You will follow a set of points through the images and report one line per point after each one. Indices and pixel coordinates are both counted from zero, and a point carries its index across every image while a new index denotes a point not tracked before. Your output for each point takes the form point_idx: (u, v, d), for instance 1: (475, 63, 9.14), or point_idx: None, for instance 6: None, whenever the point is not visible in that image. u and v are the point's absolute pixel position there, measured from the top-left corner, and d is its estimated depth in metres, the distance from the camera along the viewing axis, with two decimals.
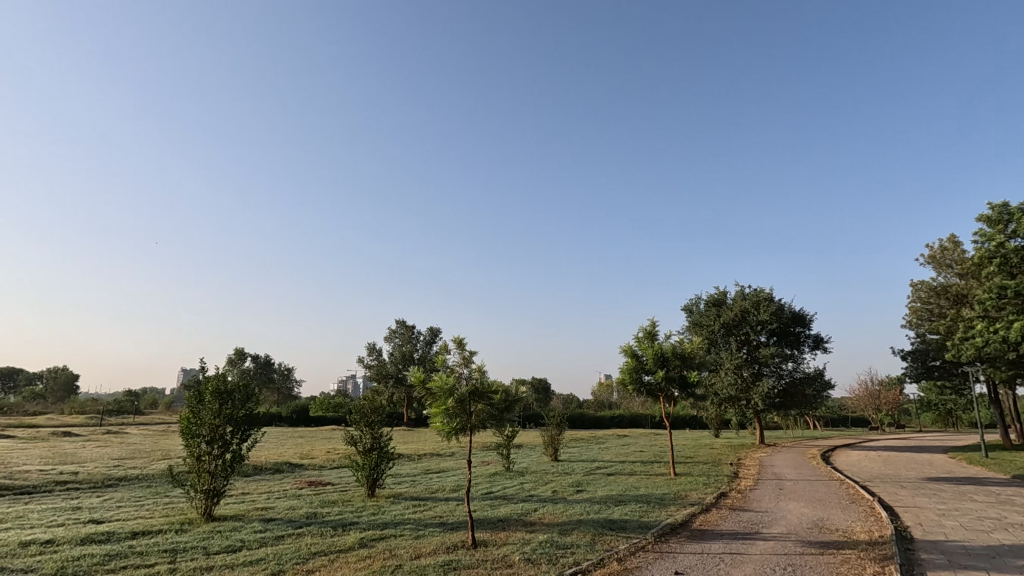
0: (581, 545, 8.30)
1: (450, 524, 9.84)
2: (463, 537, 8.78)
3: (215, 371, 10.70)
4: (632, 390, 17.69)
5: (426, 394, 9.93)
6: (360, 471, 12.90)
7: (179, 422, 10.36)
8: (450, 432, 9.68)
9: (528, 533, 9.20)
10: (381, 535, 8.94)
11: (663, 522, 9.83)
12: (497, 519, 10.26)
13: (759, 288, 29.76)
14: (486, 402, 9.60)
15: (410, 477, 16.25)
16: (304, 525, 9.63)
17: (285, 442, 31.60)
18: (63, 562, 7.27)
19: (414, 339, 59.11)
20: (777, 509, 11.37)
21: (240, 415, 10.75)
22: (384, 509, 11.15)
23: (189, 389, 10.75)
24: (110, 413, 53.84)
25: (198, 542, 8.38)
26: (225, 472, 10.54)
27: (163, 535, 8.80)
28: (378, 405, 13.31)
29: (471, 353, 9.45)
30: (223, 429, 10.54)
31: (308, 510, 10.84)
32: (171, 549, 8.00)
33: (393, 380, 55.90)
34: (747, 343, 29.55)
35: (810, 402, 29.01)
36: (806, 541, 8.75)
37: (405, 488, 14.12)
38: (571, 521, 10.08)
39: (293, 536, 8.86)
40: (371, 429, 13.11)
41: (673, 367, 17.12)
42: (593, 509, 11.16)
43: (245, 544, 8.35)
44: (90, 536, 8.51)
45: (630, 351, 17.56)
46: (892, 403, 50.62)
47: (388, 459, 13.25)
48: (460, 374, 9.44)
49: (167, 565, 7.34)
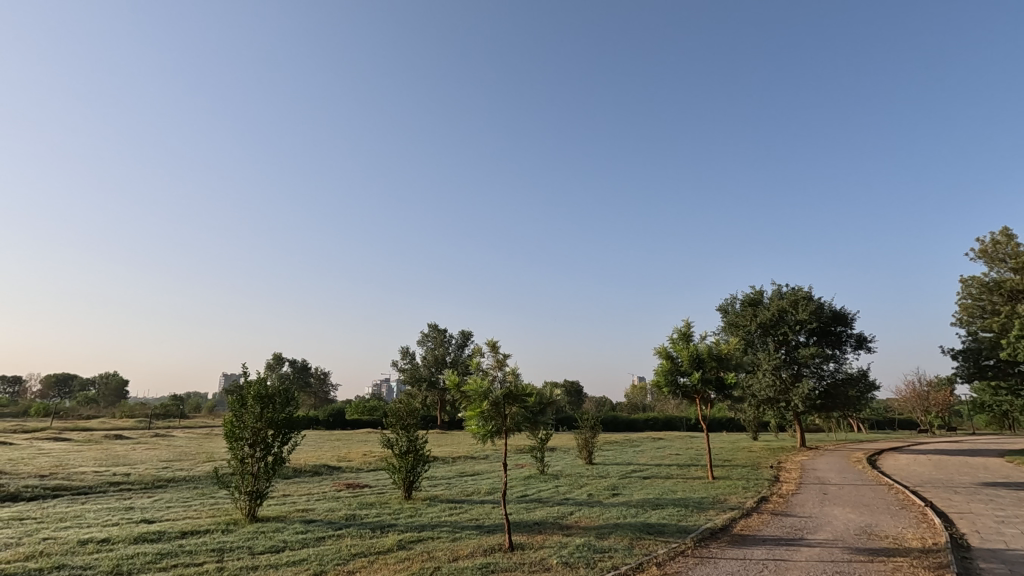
0: (620, 549, 8.24)
1: (486, 527, 9.90)
2: (500, 540, 8.81)
3: (257, 375, 11.01)
4: (668, 392, 17.46)
5: (461, 397, 9.99)
6: (397, 473, 13.07)
7: (224, 425, 10.69)
8: (485, 435, 9.72)
9: (564, 536, 9.17)
10: (419, 537, 9.05)
11: (703, 527, 9.64)
12: (533, 522, 10.26)
13: (798, 287, 28.96)
14: (520, 405, 9.62)
15: (445, 479, 16.44)
16: (343, 526, 9.83)
17: (324, 442, 34.93)
18: (119, 560, 7.58)
19: (446, 343, 59.43)
20: (822, 514, 11.04)
21: (280, 419, 11.04)
22: (421, 511, 11.27)
23: (232, 394, 11.06)
24: (157, 416, 55.99)
25: (243, 542, 8.63)
26: (267, 474, 10.82)
27: (210, 535, 9.09)
28: (414, 408, 13.47)
29: (505, 356, 9.50)
30: (265, 432, 10.86)
31: (347, 512, 11.02)
32: (218, 549, 8.25)
33: (427, 384, 56.39)
34: (785, 343, 28.75)
35: (854, 404, 28.02)
36: (853, 547, 8.48)
37: (441, 490, 14.23)
38: (608, 524, 10.03)
39: (334, 538, 9.03)
40: (407, 432, 13.24)
41: (709, 368, 16.79)
42: (630, 513, 11.05)
43: (288, 544, 8.57)
44: (142, 535, 8.83)
45: (664, 352, 17.33)
46: (942, 404, 48.41)
47: (424, 461, 13.40)
48: (494, 378, 9.45)
49: (215, 564, 7.57)
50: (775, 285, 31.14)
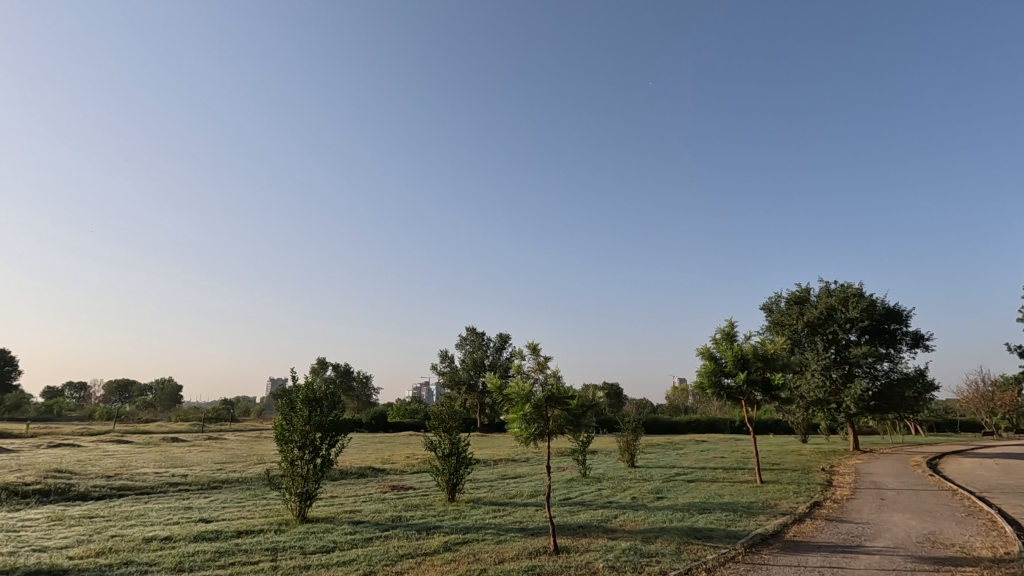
0: (667, 554, 8.09)
1: (530, 529, 9.91)
2: (545, 543, 8.79)
3: (305, 379, 11.36)
4: (712, 393, 17.10)
5: (503, 400, 10.02)
6: (440, 475, 13.20)
7: (275, 428, 11.09)
8: (528, 438, 9.72)
9: (610, 540, 9.08)
10: (464, 539, 9.11)
11: (753, 532, 9.38)
12: (577, 525, 10.21)
13: (847, 284, 27.85)
14: (563, 407, 9.61)
15: (488, 482, 16.52)
16: (390, 528, 10.00)
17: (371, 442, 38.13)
18: (181, 557, 7.94)
19: (485, 346, 59.63)
20: (881, 520, 10.58)
21: (328, 421, 11.35)
22: (465, 514, 11.35)
23: (282, 398, 11.43)
24: (209, 420, 58.20)
25: (296, 542, 8.89)
26: (316, 476, 11.11)
27: (264, 535, 9.39)
28: (455, 411, 13.64)
29: (546, 359, 9.51)
30: (313, 435, 11.17)
31: (393, 513, 11.26)
32: (272, 549, 8.52)
33: (466, 387, 56.83)
34: (835, 342, 27.69)
35: (911, 405, 26.75)
36: (916, 555, 8.09)
37: (484, 493, 14.29)
38: (653, 528, 9.89)
39: (381, 539, 9.19)
40: (449, 434, 13.40)
41: (754, 369, 16.34)
42: (676, 517, 10.85)
43: (337, 545, 8.77)
44: (202, 534, 9.23)
45: (707, 353, 16.99)
46: (1010, 405, 45.57)
47: (467, 464, 13.49)
48: (535, 380, 9.46)
49: (270, 563, 7.83)
50: (823, 282, 30.04)
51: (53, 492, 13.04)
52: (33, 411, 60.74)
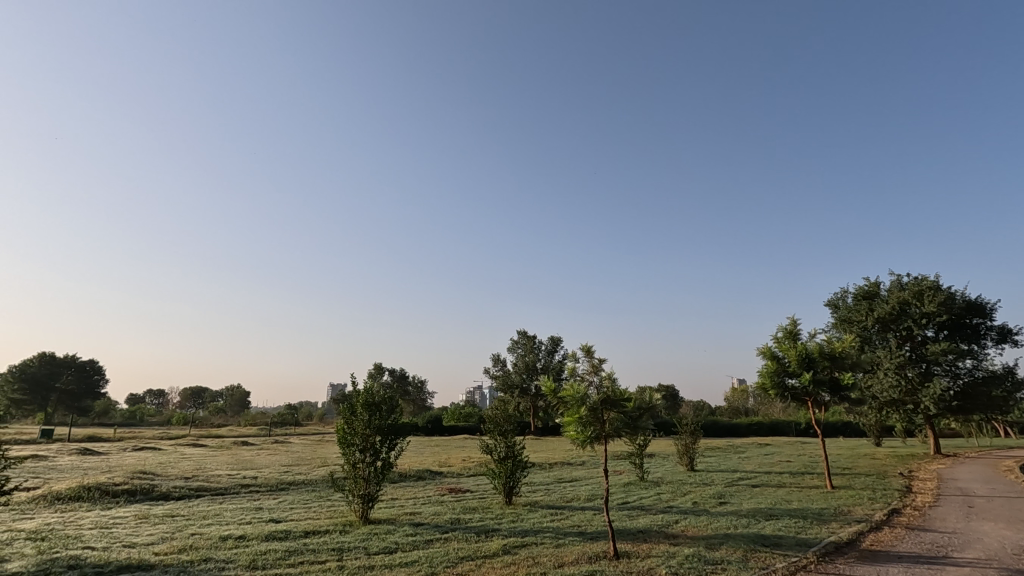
0: (734, 561, 7.82)
1: (589, 534, 9.79)
2: (604, 548, 8.67)
3: (364, 385, 11.73)
4: (776, 394, 16.41)
5: (558, 403, 9.97)
6: (497, 479, 13.27)
7: (337, 432, 11.49)
8: (584, 441, 9.61)
9: (672, 546, 8.84)
10: (523, 542, 9.13)
11: (826, 540, 8.92)
12: (637, 530, 10.02)
13: (922, 276, 26.08)
14: (619, 410, 9.48)
15: (544, 485, 16.48)
16: (450, 530, 10.12)
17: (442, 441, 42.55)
18: (255, 555, 8.33)
19: (537, 349, 59.41)
20: (969, 529, 9.84)
21: (386, 425, 11.65)
22: (523, 517, 11.36)
23: (342, 402, 11.84)
24: (276, 425, 60.87)
25: (360, 542, 9.15)
26: (377, 478, 11.39)
27: (330, 536, 9.73)
28: (510, 414, 13.74)
29: (600, 360, 9.44)
30: (374, 438, 11.48)
31: (452, 515, 11.41)
32: (337, 548, 8.82)
33: (519, 391, 56.95)
34: (910, 339, 25.99)
35: (999, 405, 24.75)
36: (1012, 568, 7.46)
37: (541, 496, 14.26)
38: (717, 535, 9.56)
39: (441, 541, 9.31)
40: (505, 437, 13.48)
41: (821, 369, 15.55)
42: (741, 523, 10.46)
43: (399, 546, 8.96)
44: (273, 533, 9.65)
45: (770, 352, 16.33)
46: None
47: (523, 467, 13.50)
48: (590, 383, 9.39)
49: (337, 562, 8.10)
50: (894, 275, 28.30)
51: (139, 492, 14.00)
52: (119, 418, 65.17)
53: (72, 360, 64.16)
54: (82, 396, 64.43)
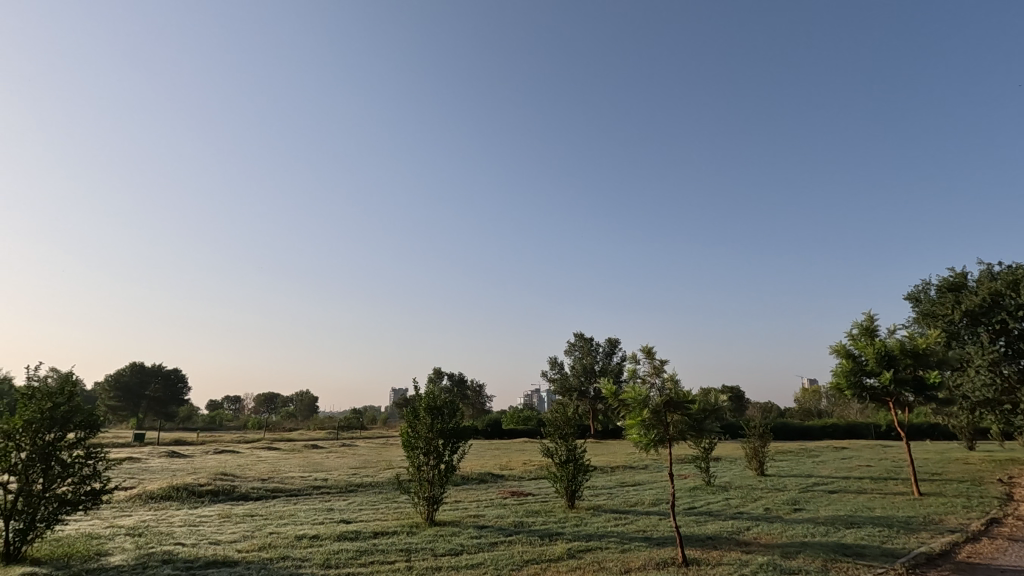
0: (812, 571, 7.43)
1: (655, 539, 9.58)
2: (673, 554, 8.45)
3: (426, 389, 12.02)
4: (852, 395, 15.51)
5: (619, 406, 9.86)
6: (558, 482, 13.23)
7: (401, 435, 11.85)
8: (648, 444, 9.43)
9: (745, 553, 8.50)
10: (588, 547, 9.04)
11: (915, 551, 8.31)
12: (706, 536, 9.70)
13: (1017, 265, 23.93)
14: (683, 412, 9.23)
15: (606, 489, 16.26)
16: (514, 533, 10.17)
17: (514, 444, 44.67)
18: (328, 554, 8.68)
19: (594, 351, 58.63)
20: None
21: (449, 428, 11.85)
22: (586, 521, 11.27)
23: (406, 407, 12.19)
24: (342, 428, 63.24)
25: (427, 544, 9.35)
26: (441, 481, 11.59)
27: (398, 536, 10.00)
28: (570, 417, 13.63)
29: (661, 362, 9.29)
30: (436, 442, 11.72)
31: (516, 519, 11.46)
32: (406, 549, 9.05)
33: (577, 394, 56.46)
34: (1004, 333, 23.88)
35: None
36: None
37: (604, 500, 14.07)
38: (793, 543, 9.12)
39: (505, 544, 9.37)
40: (565, 441, 13.40)
41: (903, 367, 14.56)
42: (819, 531, 9.92)
43: (465, 548, 9.08)
44: (344, 533, 10.02)
45: (844, 350, 15.49)
46: None
47: (585, 470, 13.39)
48: (652, 385, 9.23)
49: (405, 562, 8.33)
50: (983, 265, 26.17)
51: (221, 492, 14.91)
52: (202, 422, 69.66)
53: (159, 368, 68.99)
54: (168, 402, 69.17)
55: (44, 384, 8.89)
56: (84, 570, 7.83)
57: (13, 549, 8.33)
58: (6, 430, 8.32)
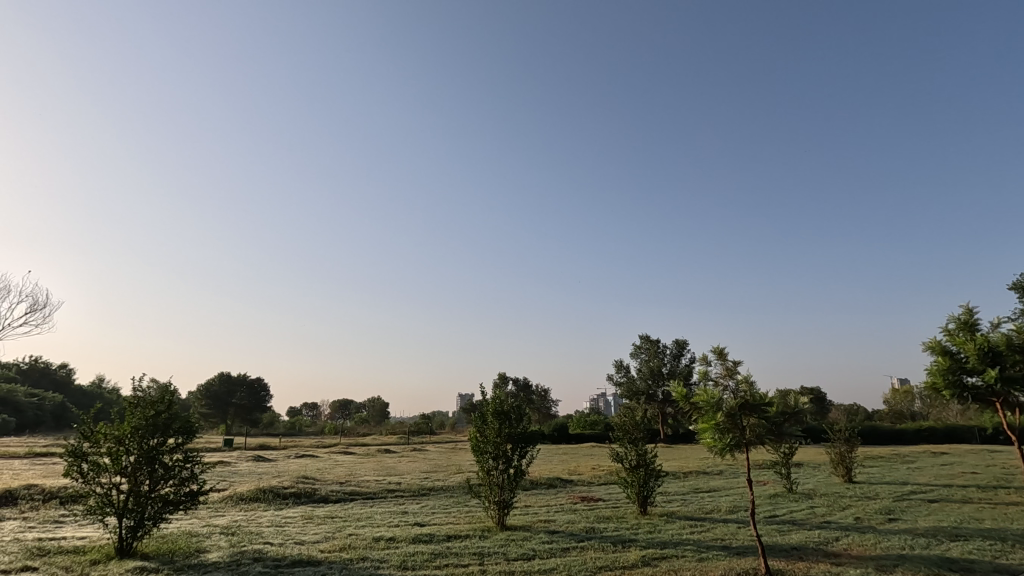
0: None
1: (735, 548, 9.19)
2: (754, 564, 8.07)
3: (493, 394, 12.19)
4: (952, 395, 14.25)
5: (691, 409, 9.56)
6: (629, 488, 12.98)
7: (470, 440, 12.05)
8: (722, 449, 9.04)
9: (834, 566, 7.99)
10: (663, 554, 8.80)
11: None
12: (790, 546, 9.21)
13: None
14: (760, 415, 8.84)
15: (679, 495, 15.74)
16: (585, 539, 10.05)
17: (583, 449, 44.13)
18: (405, 556, 8.94)
19: (661, 354, 57.05)
20: None
21: (516, 433, 11.91)
22: (660, 528, 10.98)
23: (474, 411, 12.40)
24: (412, 433, 65.00)
25: (499, 548, 9.42)
26: (511, 486, 11.63)
27: (471, 540, 10.14)
28: (639, 421, 13.34)
29: (734, 363, 8.98)
30: (505, 446, 11.80)
31: (587, 525, 11.32)
32: (478, 553, 9.16)
33: (645, 397, 55.06)
34: None
35: None
36: None
37: (678, 507, 13.66)
38: (889, 555, 8.47)
39: (578, 549, 9.29)
40: (635, 445, 13.11)
41: (1012, 364, 13.20)
42: (919, 543, 9.15)
43: (537, 553, 9.07)
44: (419, 536, 10.28)
45: (939, 347, 14.27)
46: None
47: (656, 476, 13.05)
48: (724, 387, 8.97)
49: (479, 566, 8.44)
50: None
51: (304, 494, 15.70)
52: (283, 428, 73.58)
53: (244, 377, 73.75)
54: (253, 410, 73.45)
55: (147, 393, 9.70)
56: (186, 565, 8.49)
57: (125, 544, 9.13)
58: (117, 435, 9.18)
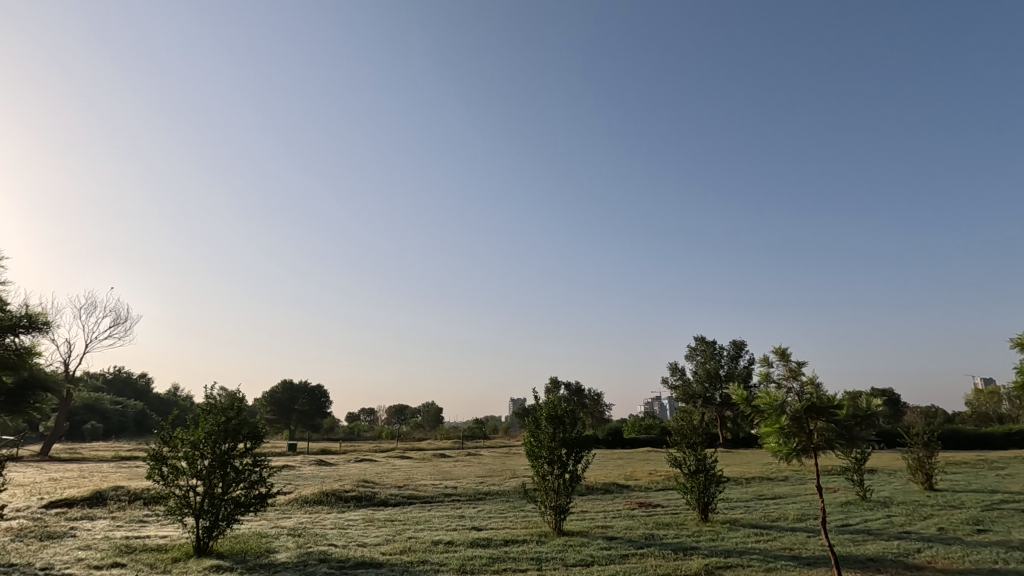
0: None
1: (805, 558, 8.76)
2: None
3: (546, 398, 12.17)
4: None
5: (753, 413, 9.19)
6: (689, 493, 12.62)
7: (525, 445, 12.06)
8: (788, 454, 8.63)
9: None
10: (727, 563, 8.51)
11: None
12: (866, 558, 8.69)
13: None
14: (828, 419, 8.42)
15: (743, 502, 15.14)
16: (645, 546, 9.84)
17: (639, 453, 43.24)
18: (464, 560, 9.03)
19: (718, 355, 55.30)
20: None
21: (571, 437, 11.82)
22: (723, 535, 10.61)
23: (528, 416, 12.42)
24: (466, 438, 65.74)
25: (556, 553, 9.35)
26: (567, 491, 11.54)
27: (528, 545, 10.12)
28: (697, 425, 12.95)
29: (798, 364, 8.64)
30: (559, 450, 11.74)
31: (646, 531, 11.08)
32: (536, 558, 9.13)
33: (702, 400, 53.52)
34: None
35: None
36: None
37: (741, 514, 13.17)
38: (979, 570, 7.85)
39: (638, 557, 9.10)
40: (694, 450, 12.74)
41: None
42: (1013, 557, 8.44)
43: (595, 559, 8.95)
44: (476, 540, 10.36)
45: None
46: None
47: (717, 481, 12.63)
48: (789, 389, 8.63)
49: (537, 571, 8.41)
50: None
51: (364, 498, 16.14)
52: (342, 433, 76.03)
53: (306, 385, 76.82)
54: (314, 415, 76.22)
55: (218, 400, 10.27)
56: (258, 564, 8.89)
57: (203, 543, 9.65)
58: (193, 440, 9.74)
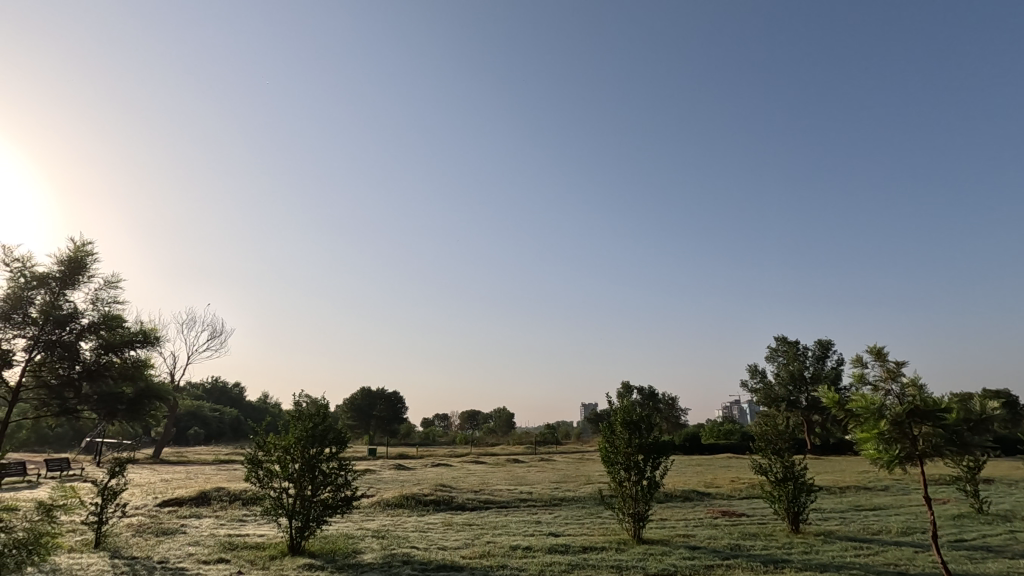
0: None
1: None
2: None
3: (620, 403, 11.93)
4: None
5: (847, 417, 8.58)
6: (777, 503, 11.96)
7: (600, 450, 11.87)
8: (890, 462, 7.91)
9: None
10: None
11: None
12: None
13: None
14: (934, 423, 7.75)
15: (837, 512, 14.17)
16: (731, 557, 9.42)
17: (718, 459, 41.50)
18: (543, 565, 9.05)
19: (802, 355, 52.15)
20: None
21: (648, 443, 11.50)
22: (817, 548, 9.97)
23: (603, 422, 12.23)
24: (539, 443, 65.72)
25: (637, 562, 9.14)
26: (645, 498, 11.28)
27: (607, 552, 9.96)
28: (783, 430, 12.27)
29: (897, 364, 8.03)
30: (636, 456, 11.45)
31: (731, 541, 10.60)
32: (616, 566, 8.98)
33: (786, 404, 50.67)
34: None
35: None
36: None
37: (836, 525, 12.32)
38: None
39: (724, 568, 8.73)
40: (780, 457, 12.04)
41: None
42: None
43: (677, 569, 8.69)
44: (554, 546, 10.32)
45: None
46: None
47: (808, 490, 11.88)
48: (887, 392, 8.04)
49: None
50: None
51: (442, 501, 16.52)
52: (419, 439, 78.21)
53: (383, 391, 79.84)
54: (391, 421, 78.96)
55: (305, 408, 10.86)
56: (346, 564, 9.28)
57: (296, 542, 10.21)
58: (284, 445, 10.35)
